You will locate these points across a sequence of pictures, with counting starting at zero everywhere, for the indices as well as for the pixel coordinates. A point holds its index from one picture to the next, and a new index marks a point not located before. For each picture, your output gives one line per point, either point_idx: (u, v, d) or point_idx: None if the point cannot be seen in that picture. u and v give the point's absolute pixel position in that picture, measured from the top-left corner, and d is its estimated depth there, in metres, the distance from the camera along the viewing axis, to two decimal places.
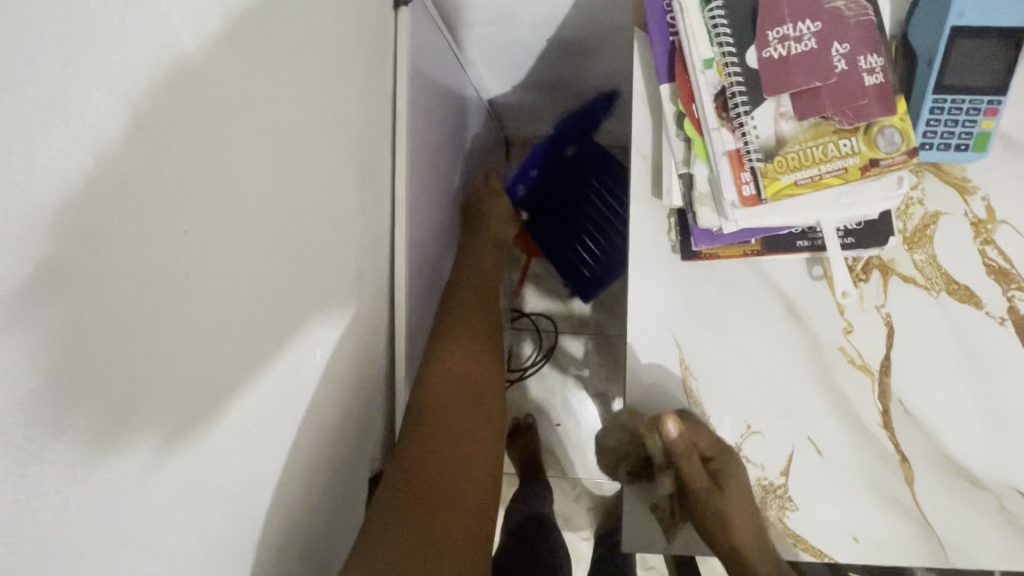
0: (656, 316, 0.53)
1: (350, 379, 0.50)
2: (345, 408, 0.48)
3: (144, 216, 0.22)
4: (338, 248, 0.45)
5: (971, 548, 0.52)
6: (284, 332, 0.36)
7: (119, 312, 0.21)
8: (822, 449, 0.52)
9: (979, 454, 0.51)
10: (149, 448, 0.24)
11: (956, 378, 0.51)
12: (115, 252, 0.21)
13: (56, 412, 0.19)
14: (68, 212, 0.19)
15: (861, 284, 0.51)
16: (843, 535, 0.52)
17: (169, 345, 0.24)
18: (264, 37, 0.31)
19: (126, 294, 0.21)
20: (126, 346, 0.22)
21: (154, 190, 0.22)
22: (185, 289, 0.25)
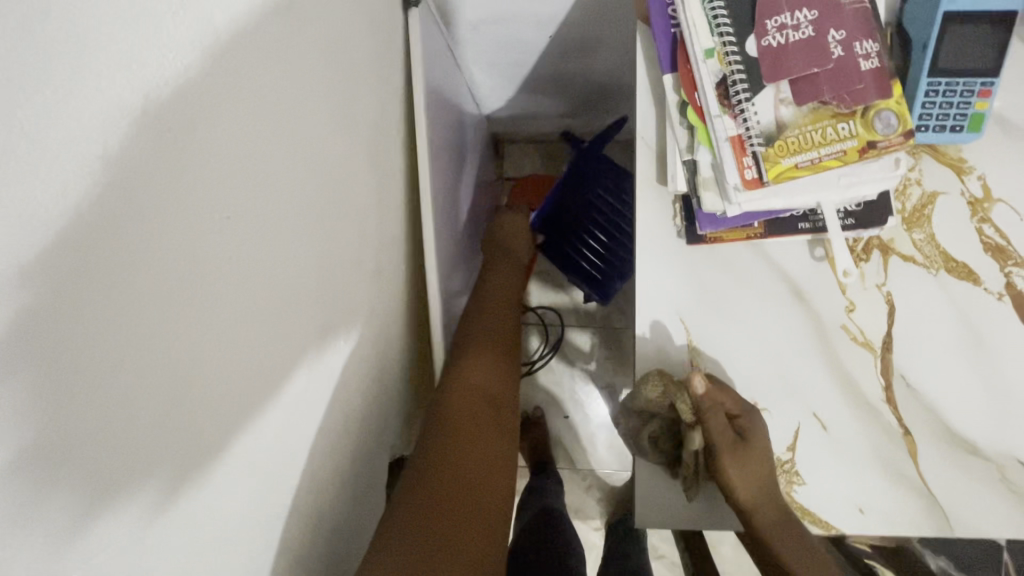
0: (663, 299, 0.54)
1: (359, 367, 0.51)
2: (351, 396, 0.50)
3: (136, 264, 0.22)
4: (348, 241, 0.47)
5: (975, 518, 0.53)
6: (297, 319, 0.37)
7: (115, 351, 0.22)
8: (827, 424, 0.54)
9: (980, 426, 0.53)
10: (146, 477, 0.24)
11: (957, 353, 0.53)
12: (109, 290, 0.21)
13: (48, 468, 0.20)
14: (60, 259, 0.19)
15: (862, 264, 0.53)
16: (848, 507, 0.54)
17: (161, 387, 0.25)
18: (275, 38, 0.33)
19: (116, 341, 0.22)
20: (117, 397, 0.22)
21: (146, 237, 0.23)
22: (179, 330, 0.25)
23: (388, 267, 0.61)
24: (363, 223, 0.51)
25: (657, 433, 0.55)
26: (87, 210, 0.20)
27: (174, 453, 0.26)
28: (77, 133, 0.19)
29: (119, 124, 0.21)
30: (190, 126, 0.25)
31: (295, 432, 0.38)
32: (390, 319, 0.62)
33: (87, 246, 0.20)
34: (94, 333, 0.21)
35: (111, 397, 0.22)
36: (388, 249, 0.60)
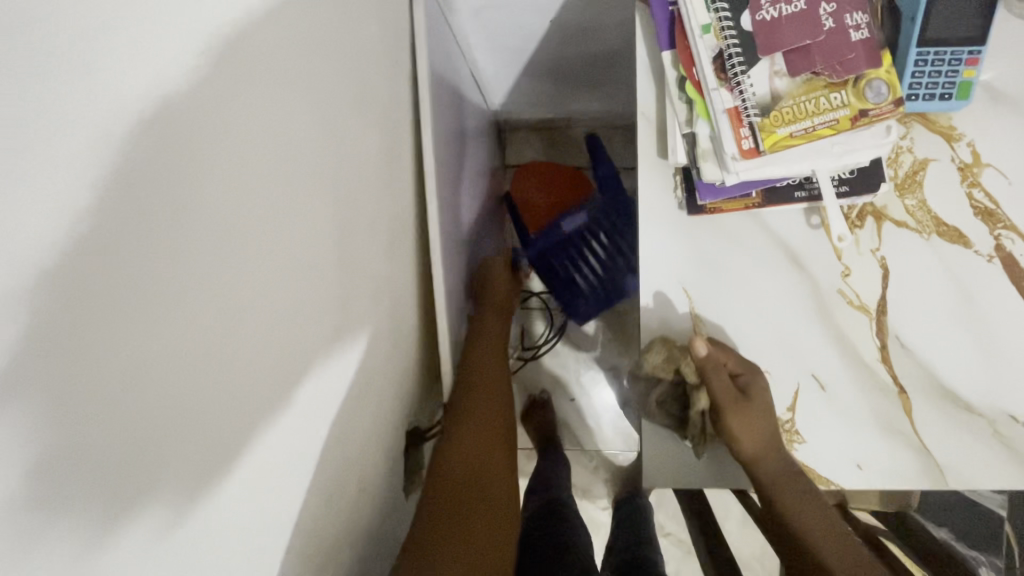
0: (666, 269, 0.57)
1: (376, 340, 0.54)
2: (371, 366, 0.53)
3: (140, 278, 0.22)
4: (363, 217, 0.49)
5: (968, 470, 0.56)
6: (321, 286, 0.40)
7: (123, 366, 0.21)
8: (825, 384, 0.56)
9: (974, 382, 0.55)
10: (161, 483, 0.24)
11: (950, 313, 0.55)
12: (114, 303, 0.20)
13: (59, 497, 0.19)
14: (60, 270, 0.18)
15: (856, 230, 0.55)
16: (847, 463, 0.56)
17: (172, 405, 0.24)
18: (294, 18, 0.35)
19: (124, 357, 0.21)
20: (125, 419, 0.21)
21: (151, 249, 0.22)
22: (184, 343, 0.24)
23: (401, 246, 0.63)
24: (376, 202, 0.53)
25: (663, 398, 0.58)
26: (84, 221, 0.19)
27: (191, 465, 0.25)
28: (89, 105, 0.19)
29: (134, 101, 0.21)
30: (201, 131, 0.25)
31: (324, 393, 0.41)
32: (404, 297, 0.64)
33: (90, 281, 0.19)
34: (98, 351, 0.20)
35: (125, 425, 0.21)
36: (400, 228, 0.62)
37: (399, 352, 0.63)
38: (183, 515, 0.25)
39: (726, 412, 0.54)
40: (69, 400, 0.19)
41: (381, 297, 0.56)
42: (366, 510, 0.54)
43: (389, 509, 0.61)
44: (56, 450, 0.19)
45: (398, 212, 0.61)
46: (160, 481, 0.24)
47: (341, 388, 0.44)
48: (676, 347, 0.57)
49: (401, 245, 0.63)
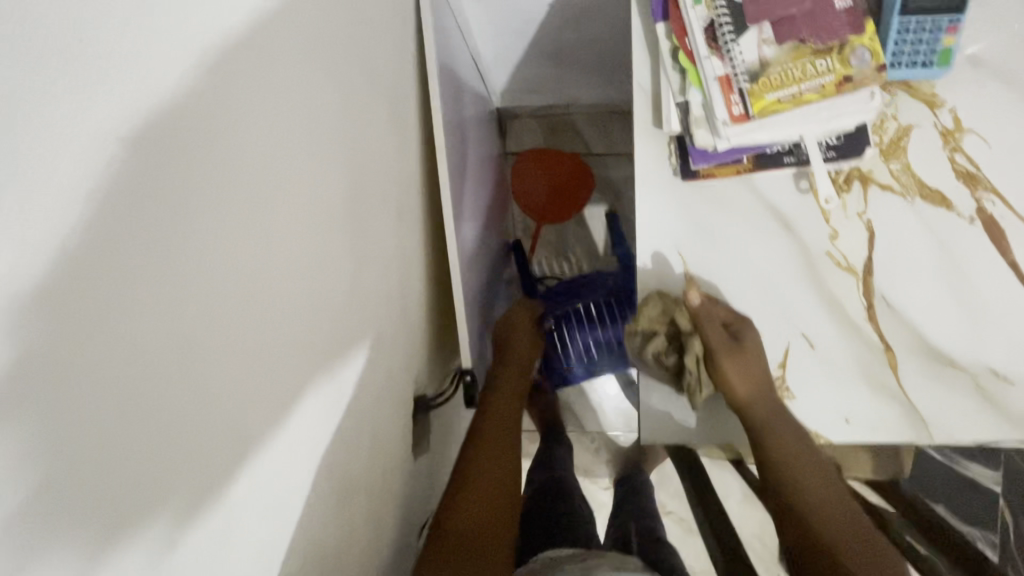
0: (663, 234, 0.59)
1: (382, 305, 0.56)
2: (380, 329, 0.55)
3: (132, 303, 0.23)
4: (370, 185, 0.52)
5: (951, 424, 0.58)
6: (330, 241, 0.42)
7: (118, 389, 0.22)
8: (815, 343, 0.59)
9: (956, 339, 0.58)
10: (160, 489, 0.25)
11: (933, 273, 0.58)
12: (109, 328, 0.21)
13: (60, 516, 0.20)
14: (51, 302, 0.19)
15: (843, 194, 0.58)
16: (835, 418, 0.59)
17: (165, 429, 0.25)
18: None
19: (119, 381, 0.22)
20: (121, 440, 0.22)
21: (142, 278, 0.23)
22: (174, 370, 0.25)
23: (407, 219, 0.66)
24: (381, 175, 0.56)
25: (659, 350, 0.60)
26: (79, 248, 0.20)
27: (187, 473, 0.27)
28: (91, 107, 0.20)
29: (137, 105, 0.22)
30: (188, 134, 0.25)
31: (335, 343, 0.44)
32: (411, 268, 0.67)
33: (71, 313, 0.20)
34: (92, 380, 0.21)
35: (99, 476, 0.22)
36: (406, 202, 0.65)
37: (405, 321, 0.65)
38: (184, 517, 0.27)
39: (721, 358, 0.57)
40: (56, 430, 0.20)
41: (388, 265, 0.59)
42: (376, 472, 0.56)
43: (399, 469, 0.64)
44: (49, 476, 0.20)
45: (403, 185, 0.64)
46: (158, 487, 0.25)
47: (352, 343, 0.47)
48: (670, 299, 0.59)
49: (406, 217, 0.65)
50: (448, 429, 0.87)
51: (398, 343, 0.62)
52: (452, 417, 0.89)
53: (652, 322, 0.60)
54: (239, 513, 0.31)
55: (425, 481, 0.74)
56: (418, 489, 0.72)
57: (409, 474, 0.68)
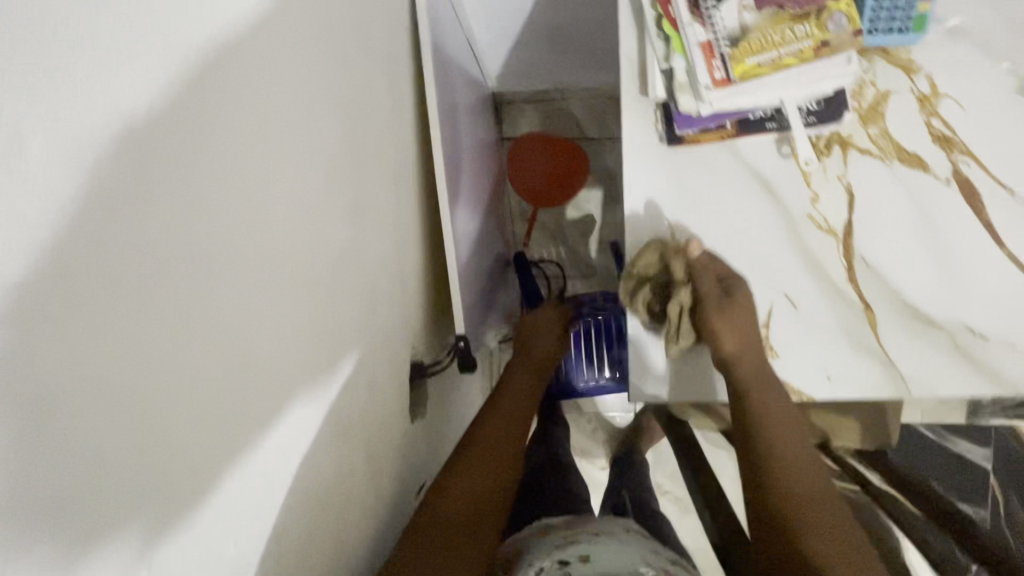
0: (649, 200, 0.61)
1: (372, 269, 0.58)
2: (370, 292, 0.57)
3: (114, 302, 0.24)
4: (360, 152, 0.54)
5: (929, 379, 0.60)
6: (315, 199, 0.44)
7: (105, 383, 0.23)
8: (797, 303, 0.61)
9: (933, 297, 0.60)
10: (145, 480, 0.26)
11: (911, 234, 0.60)
12: (92, 323, 0.23)
13: (47, 501, 0.21)
14: (33, 291, 0.20)
15: (824, 158, 0.60)
16: (817, 376, 0.61)
17: (150, 424, 0.26)
18: None
19: (107, 371, 0.23)
20: (107, 431, 0.24)
21: (125, 278, 0.24)
22: (156, 372, 0.26)
23: (401, 189, 0.68)
24: (371, 148, 0.58)
25: (650, 297, 0.62)
26: (61, 238, 0.21)
27: (173, 465, 0.28)
28: (82, 101, 0.22)
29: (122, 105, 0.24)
30: (172, 135, 0.27)
31: (321, 297, 0.45)
32: (405, 240, 0.69)
33: (54, 305, 0.21)
34: (81, 367, 0.22)
35: (85, 462, 0.23)
36: (398, 176, 0.67)
37: (399, 289, 0.67)
38: (170, 508, 0.28)
39: (711, 309, 0.58)
40: (41, 417, 0.21)
41: (380, 236, 0.61)
42: (368, 433, 0.57)
43: (395, 433, 0.67)
44: (31, 462, 0.20)
45: (396, 157, 0.66)
46: (143, 478, 0.26)
47: (338, 300, 0.49)
48: (668, 247, 0.61)
49: (399, 188, 0.68)
50: (445, 400, 0.90)
51: (390, 310, 0.64)
52: (449, 390, 0.92)
53: (647, 267, 0.61)
54: (229, 494, 0.33)
55: (421, 448, 0.77)
56: (415, 453, 0.74)
57: (406, 440, 0.71)
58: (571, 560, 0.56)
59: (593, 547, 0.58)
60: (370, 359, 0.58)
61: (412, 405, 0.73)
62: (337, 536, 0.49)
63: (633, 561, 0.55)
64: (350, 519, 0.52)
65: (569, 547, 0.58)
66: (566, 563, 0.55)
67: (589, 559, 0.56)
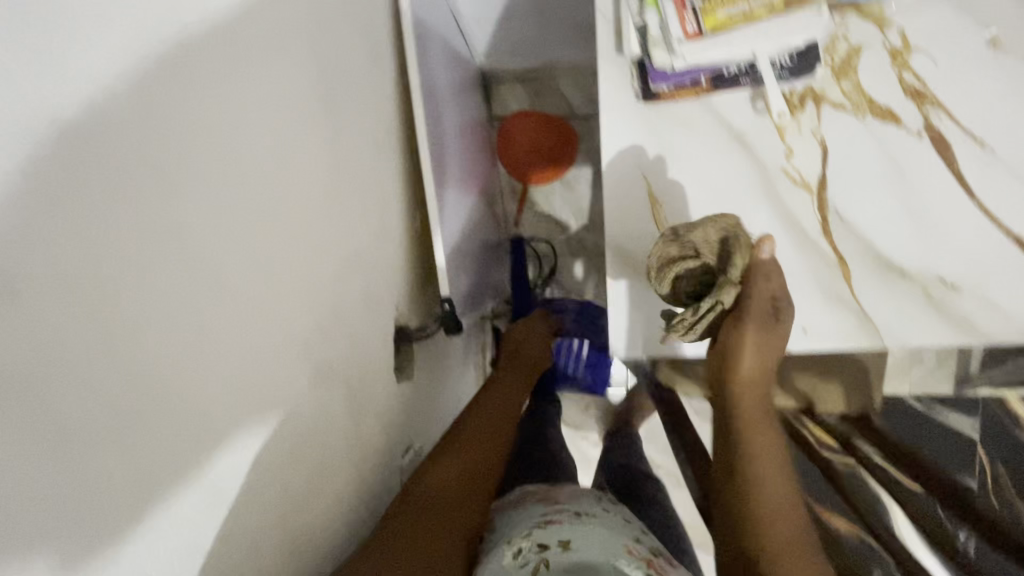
0: (626, 158, 0.62)
1: (343, 230, 0.59)
2: (339, 252, 0.58)
3: (52, 317, 0.27)
4: (325, 113, 0.55)
5: (901, 330, 0.61)
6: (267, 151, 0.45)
7: (44, 386, 0.27)
8: (773, 257, 0.62)
9: (906, 249, 0.61)
10: (94, 474, 0.30)
11: (883, 188, 0.61)
12: (32, 333, 0.26)
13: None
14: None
15: (798, 113, 0.60)
16: (794, 328, 0.62)
17: (96, 430, 0.30)
18: None
19: (46, 380, 0.27)
20: (48, 435, 0.27)
21: (65, 291, 0.28)
22: (100, 382, 0.30)
23: (380, 155, 0.69)
24: (345, 112, 0.60)
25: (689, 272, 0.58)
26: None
27: (126, 464, 0.32)
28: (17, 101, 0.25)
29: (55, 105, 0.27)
30: (113, 153, 0.30)
31: (275, 246, 0.46)
32: (386, 206, 0.71)
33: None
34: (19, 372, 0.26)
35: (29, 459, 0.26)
36: (377, 142, 0.68)
37: (379, 254, 0.68)
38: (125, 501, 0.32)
39: (749, 319, 0.55)
40: None
41: (358, 199, 0.63)
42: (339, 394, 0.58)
43: (382, 394, 0.69)
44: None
45: (374, 122, 0.67)
46: (93, 472, 0.30)
47: (298, 254, 0.50)
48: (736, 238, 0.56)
49: (379, 154, 0.69)
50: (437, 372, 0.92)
51: (365, 273, 0.65)
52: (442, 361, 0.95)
53: (702, 239, 0.57)
54: (192, 486, 0.37)
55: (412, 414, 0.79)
56: (405, 421, 0.77)
57: (394, 404, 0.73)
58: (549, 544, 0.57)
59: (567, 529, 0.60)
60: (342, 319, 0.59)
61: (396, 368, 0.74)
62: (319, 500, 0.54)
63: (614, 548, 0.58)
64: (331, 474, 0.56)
65: (544, 527, 0.60)
66: (545, 546, 0.57)
67: (566, 543, 0.57)
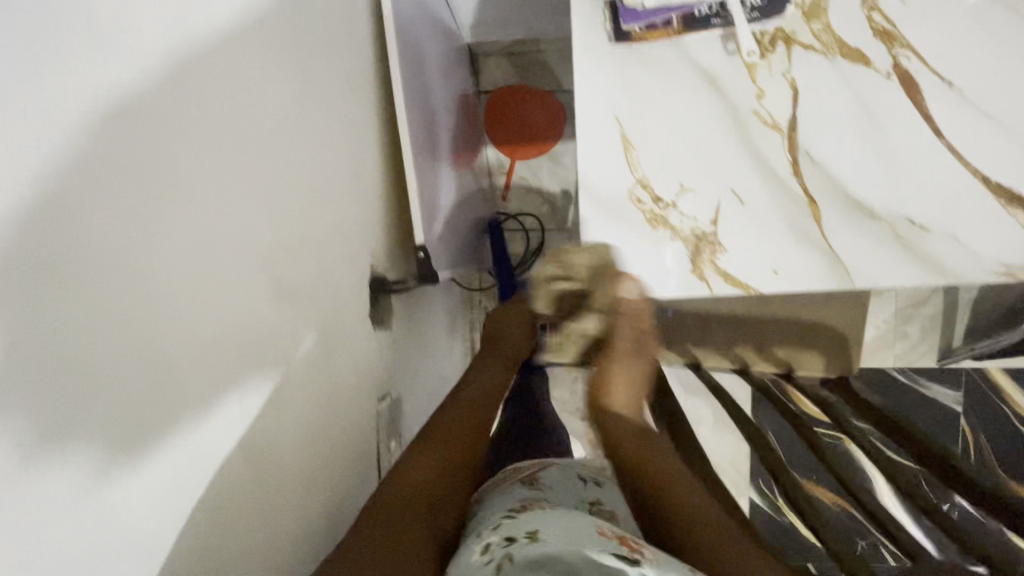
0: (600, 100, 0.63)
1: (322, 171, 0.59)
2: (318, 192, 0.58)
3: (31, 261, 0.26)
4: (302, 53, 0.55)
5: (870, 270, 0.62)
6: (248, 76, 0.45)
7: (30, 335, 0.26)
8: (743, 198, 0.62)
9: (875, 189, 0.61)
10: (76, 441, 0.28)
11: (853, 128, 0.61)
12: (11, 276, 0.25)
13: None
14: None
15: (769, 55, 0.61)
16: (763, 270, 0.63)
17: (79, 391, 0.28)
18: None
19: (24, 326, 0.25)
20: (30, 390, 0.26)
21: (47, 238, 0.27)
22: (81, 344, 0.28)
23: (359, 104, 0.69)
24: (322, 55, 0.60)
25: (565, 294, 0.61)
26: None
27: (109, 429, 0.30)
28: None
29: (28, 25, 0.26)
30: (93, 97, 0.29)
31: (256, 173, 0.46)
32: (365, 157, 0.71)
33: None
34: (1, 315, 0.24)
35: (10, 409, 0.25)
36: (356, 92, 0.68)
37: (357, 201, 0.68)
38: (105, 465, 0.30)
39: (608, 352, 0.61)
40: None
41: (336, 143, 0.63)
42: (318, 334, 0.58)
43: (359, 343, 0.69)
44: None
45: (352, 69, 0.67)
46: (73, 440, 0.28)
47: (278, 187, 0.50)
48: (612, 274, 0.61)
49: (359, 103, 0.69)
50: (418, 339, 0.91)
51: (343, 218, 0.65)
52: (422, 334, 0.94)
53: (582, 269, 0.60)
54: (174, 457, 0.36)
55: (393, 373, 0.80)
56: (385, 371, 0.77)
57: (373, 354, 0.73)
58: (515, 537, 0.44)
59: (533, 519, 0.47)
60: (321, 258, 0.59)
61: (374, 318, 0.74)
62: (303, 455, 0.54)
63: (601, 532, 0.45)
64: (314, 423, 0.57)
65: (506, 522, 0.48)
66: (512, 539, 0.44)
67: (534, 534, 0.44)
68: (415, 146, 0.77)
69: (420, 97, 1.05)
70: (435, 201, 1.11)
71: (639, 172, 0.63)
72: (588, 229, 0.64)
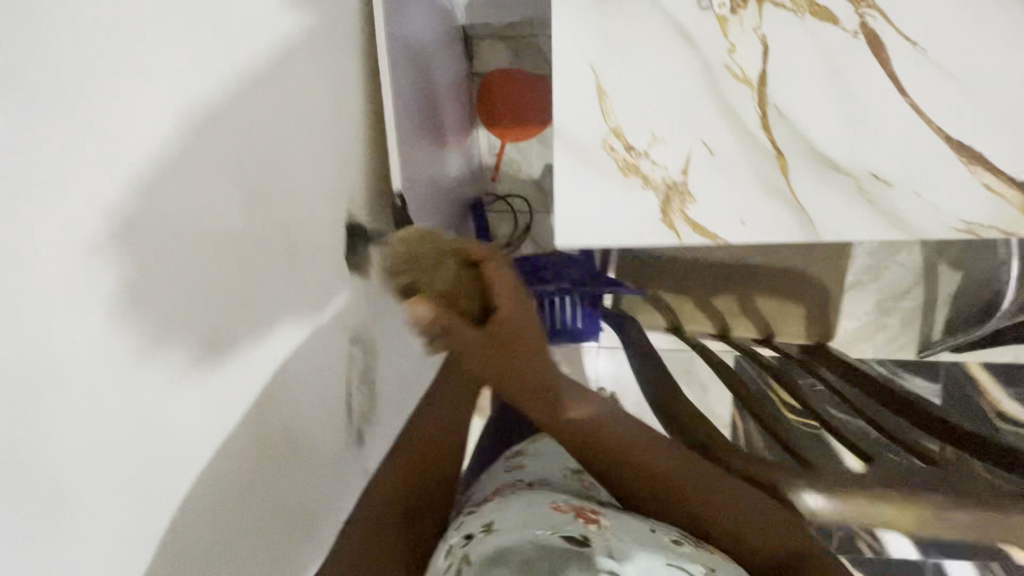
0: (576, 50, 0.64)
1: (297, 107, 0.61)
2: (292, 126, 0.59)
3: None
4: None
5: (836, 223, 0.64)
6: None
7: None
8: (714, 150, 0.64)
9: (841, 144, 0.63)
10: None
11: (822, 84, 0.63)
12: None
13: None
14: None
15: (741, 11, 0.62)
16: (732, 221, 0.64)
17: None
18: None
19: None
20: None
21: None
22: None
23: (340, 52, 0.70)
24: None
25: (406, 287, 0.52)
26: None
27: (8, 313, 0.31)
28: None
29: None
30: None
31: (217, 91, 0.47)
32: (347, 108, 0.72)
33: None
34: None
35: None
36: (337, 40, 0.69)
37: (335, 146, 0.69)
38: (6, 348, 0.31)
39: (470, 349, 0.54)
40: None
41: (314, 85, 0.64)
42: (287, 265, 0.59)
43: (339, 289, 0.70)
44: None
45: (333, 17, 0.69)
46: None
47: (246, 110, 0.51)
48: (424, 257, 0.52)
49: (339, 51, 0.70)
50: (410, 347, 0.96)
51: (322, 159, 0.66)
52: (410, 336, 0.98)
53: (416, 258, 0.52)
54: (93, 355, 0.36)
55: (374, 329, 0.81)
56: (365, 318, 0.78)
57: (353, 300, 0.74)
58: (474, 533, 0.53)
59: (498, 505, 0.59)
60: (297, 191, 0.60)
61: (353, 263, 0.75)
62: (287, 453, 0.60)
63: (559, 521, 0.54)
64: (300, 410, 0.62)
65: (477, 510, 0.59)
66: (470, 537, 0.53)
67: (491, 527, 0.53)
68: (399, 124, 0.81)
69: (404, 73, 1.04)
70: (416, 184, 1.11)
71: (615, 122, 0.65)
72: (563, 176, 0.66)
